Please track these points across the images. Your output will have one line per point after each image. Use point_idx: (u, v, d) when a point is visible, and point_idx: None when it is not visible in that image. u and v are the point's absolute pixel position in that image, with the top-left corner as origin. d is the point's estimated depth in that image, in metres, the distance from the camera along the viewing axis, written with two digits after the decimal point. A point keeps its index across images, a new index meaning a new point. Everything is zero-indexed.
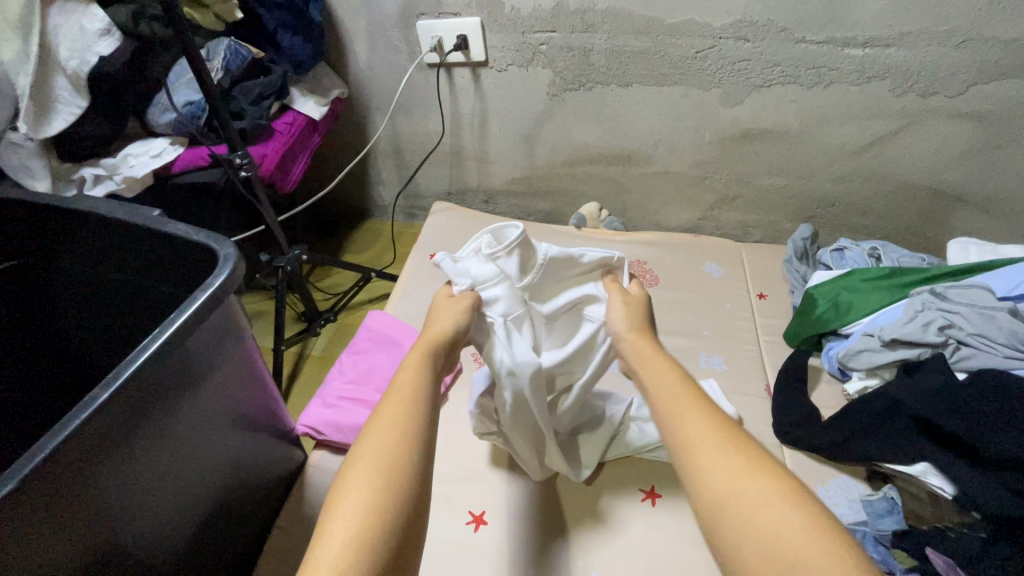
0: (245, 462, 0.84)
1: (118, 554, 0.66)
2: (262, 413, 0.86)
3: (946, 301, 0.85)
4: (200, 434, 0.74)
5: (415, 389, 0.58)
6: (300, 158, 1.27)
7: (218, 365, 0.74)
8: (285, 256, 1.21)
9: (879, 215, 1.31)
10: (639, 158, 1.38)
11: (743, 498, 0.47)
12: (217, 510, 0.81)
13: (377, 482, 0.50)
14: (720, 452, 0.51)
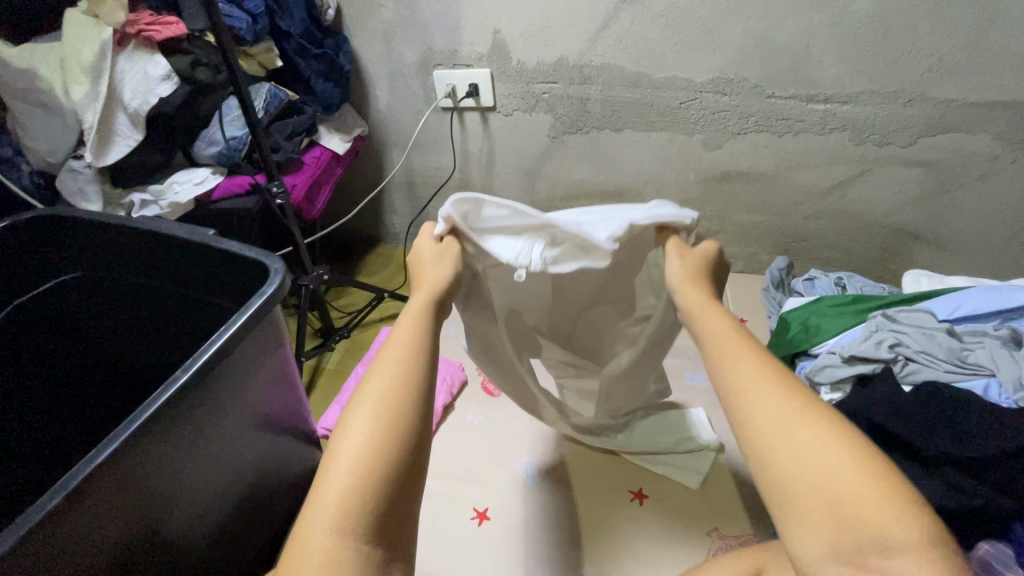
0: (277, 450, 0.93)
1: (165, 524, 0.75)
2: (291, 404, 0.95)
3: (896, 322, 0.98)
4: (240, 420, 0.83)
5: (412, 339, 0.61)
6: (325, 188, 1.41)
7: (261, 359, 0.84)
8: (308, 276, 1.33)
9: (848, 249, 1.45)
10: (631, 194, 1.52)
11: (800, 441, 0.49)
12: (248, 497, 0.89)
13: (373, 431, 0.53)
14: (775, 394, 0.53)
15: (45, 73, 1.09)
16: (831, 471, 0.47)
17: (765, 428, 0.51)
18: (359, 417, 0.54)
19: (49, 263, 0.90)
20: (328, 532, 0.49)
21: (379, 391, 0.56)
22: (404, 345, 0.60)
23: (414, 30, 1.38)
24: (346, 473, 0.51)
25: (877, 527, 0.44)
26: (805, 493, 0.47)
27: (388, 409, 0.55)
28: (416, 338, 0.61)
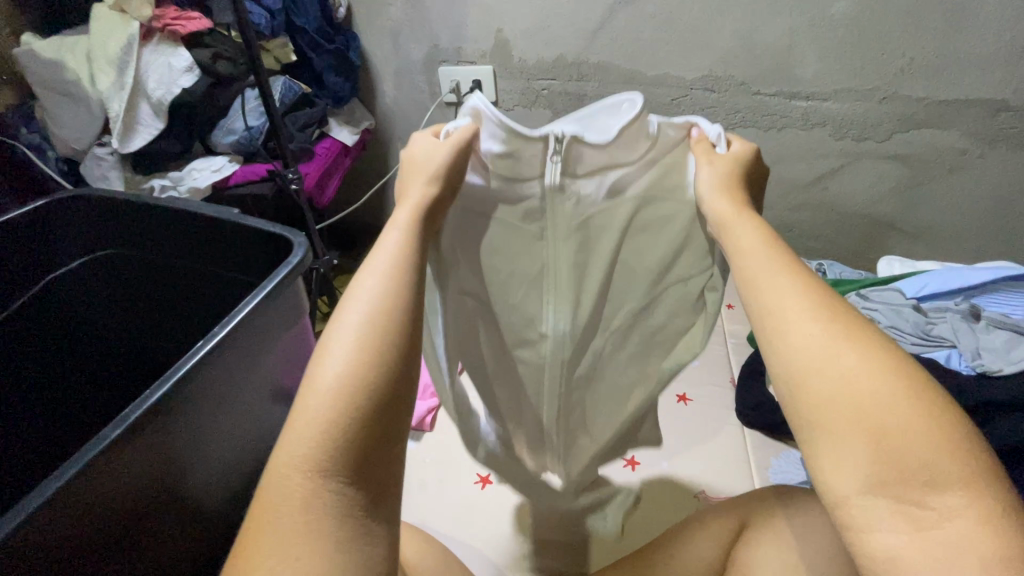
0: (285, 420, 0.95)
1: (184, 483, 0.76)
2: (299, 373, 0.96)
3: (867, 301, 1.06)
4: (247, 382, 0.84)
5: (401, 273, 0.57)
6: (334, 178, 1.48)
7: (275, 326, 0.87)
8: (319, 260, 1.40)
9: (830, 239, 1.53)
10: None
11: (835, 368, 0.50)
12: (258, 470, 0.91)
13: (363, 362, 0.51)
14: (810, 319, 0.53)
15: (72, 65, 1.16)
16: (874, 401, 0.48)
17: (807, 355, 0.51)
18: (353, 346, 0.52)
19: (81, 238, 0.97)
20: (308, 467, 0.48)
21: (377, 324, 0.54)
22: (398, 273, 0.58)
23: (421, 29, 1.46)
24: (335, 401, 0.50)
25: (914, 450, 0.45)
26: (847, 419, 0.48)
27: (382, 338, 0.53)
28: (407, 268, 0.58)
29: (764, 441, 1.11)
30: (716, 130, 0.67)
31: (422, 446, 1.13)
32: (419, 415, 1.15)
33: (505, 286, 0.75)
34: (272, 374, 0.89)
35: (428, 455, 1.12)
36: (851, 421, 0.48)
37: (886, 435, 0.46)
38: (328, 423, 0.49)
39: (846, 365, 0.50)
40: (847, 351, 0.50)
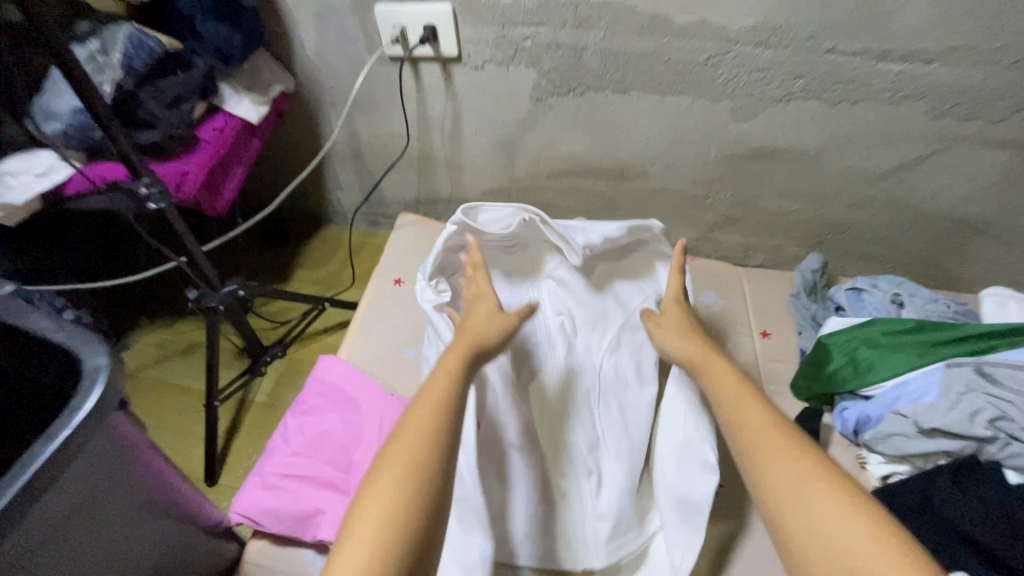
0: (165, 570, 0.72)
1: None
2: (184, 506, 0.74)
3: (996, 385, 0.76)
4: (96, 549, 0.61)
5: (442, 398, 0.58)
6: (235, 171, 1.07)
7: (130, 474, 0.63)
8: (217, 294, 1.01)
9: (895, 244, 1.19)
10: (633, 173, 1.21)
11: (809, 494, 0.51)
12: None
13: (405, 494, 0.50)
14: (779, 450, 0.55)
15: None
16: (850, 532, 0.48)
17: (774, 482, 0.54)
18: (397, 476, 0.51)
19: None
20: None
21: (410, 453, 0.53)
22: (442, 395, 0.59)
23: None
24: (370, 554, 0.47)
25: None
26: (811, 535, 0.49)
27: (423, 462, 0.52)
28: (451, 402, 0.58)
29: None
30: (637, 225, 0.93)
31: None
32: None
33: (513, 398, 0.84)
34: (143, 522, 0.67)
35: None
36: (821, 540, 0.49)
37: (855, 553, 0.47)
38: (370, 561, 0.47)
39: (812, 493, 0.51)
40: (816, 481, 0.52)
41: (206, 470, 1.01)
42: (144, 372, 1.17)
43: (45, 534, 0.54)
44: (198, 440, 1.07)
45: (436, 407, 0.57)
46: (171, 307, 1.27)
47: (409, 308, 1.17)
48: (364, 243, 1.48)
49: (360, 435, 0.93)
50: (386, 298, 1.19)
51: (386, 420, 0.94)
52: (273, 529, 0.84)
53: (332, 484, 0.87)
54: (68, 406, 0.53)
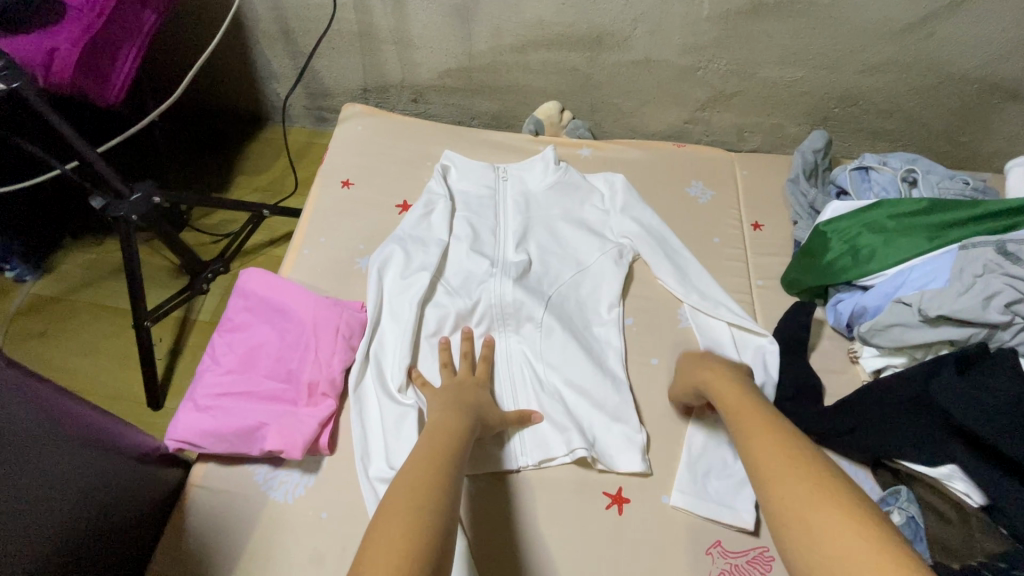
0: (79, 496, 0.59)
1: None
2: (71, 419, 0.61)
3: (1018, 266, 0.69)
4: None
5: (443, 447, 0.63)
6: (126, 51, 0.87)
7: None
8: (125, 202, 0.87)
9: (911, 115, 1.04)
10: (612, 41, 1.02)
11: (791, 493, 0.50)
12: (103, 548, 0.63)
13: (413, 471, 0.58)
14: (771, 450, 0.55)
15: None
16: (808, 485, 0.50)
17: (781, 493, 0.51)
18: (416, 455, 0.62)
19: None
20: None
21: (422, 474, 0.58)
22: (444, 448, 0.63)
23: None
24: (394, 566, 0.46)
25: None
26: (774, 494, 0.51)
27: (433, 480, 0.57)
28: (456, 445, 0.65)
29: None
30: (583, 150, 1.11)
31: (326, 479, 0.79)
32: (305, 442, 0.77)
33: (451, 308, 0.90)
34: (14, 432, 0.53)
35: (324, 508, 0.77)
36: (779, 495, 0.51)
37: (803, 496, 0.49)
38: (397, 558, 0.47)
39: (768, 455, 0.55)
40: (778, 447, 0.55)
41: (148, 394, 0.94)
42: (72, 295, 1.06)
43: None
44: (137, 363, 1.00)
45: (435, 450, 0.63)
46: (87, 225, 1.13)
47: (359, 209, 1.05)
48: (310, 143, 1.31)
49: (297, 345, 0.85)
50: (334, 202, 1.05)
51: (322, 322, 0.86)
52: (216, 450, 0.78)
53: (275, 398, 0.81)
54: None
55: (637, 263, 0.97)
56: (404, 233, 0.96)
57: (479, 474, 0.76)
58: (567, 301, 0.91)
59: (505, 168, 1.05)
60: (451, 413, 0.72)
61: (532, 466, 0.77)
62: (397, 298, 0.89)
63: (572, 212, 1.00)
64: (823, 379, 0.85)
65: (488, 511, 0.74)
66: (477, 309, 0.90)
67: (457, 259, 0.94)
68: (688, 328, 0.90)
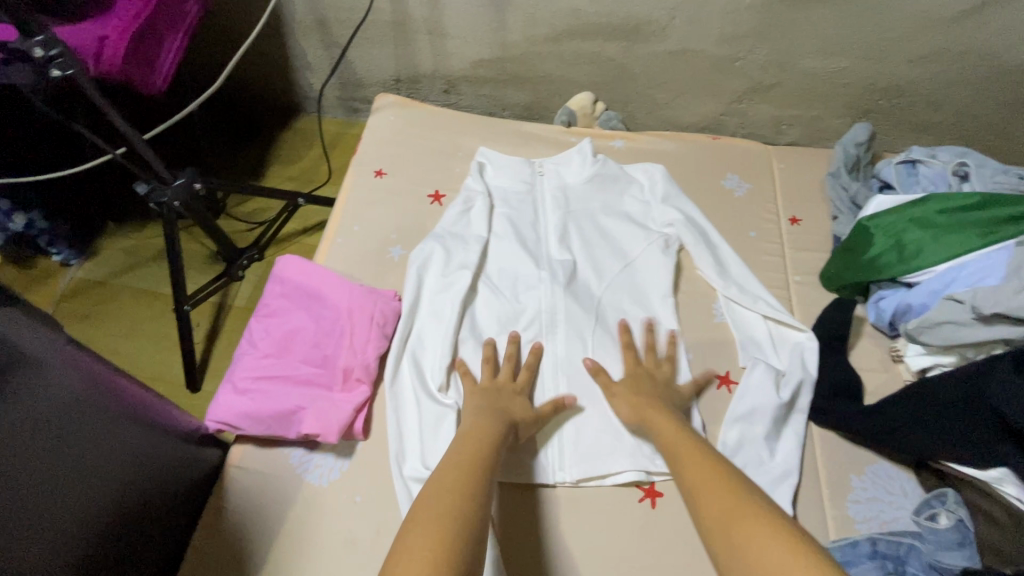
0: (132, 477, 0.62)
1: None
2: (126, 400, 0.63)
3: None
4: (41, 441, 0.51)
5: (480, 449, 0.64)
6: (170, 41, 0.88)
7: (51, 355, 0.52)
8: (168, 188, 0.89)
9: (960, 108, 1.00)
10: (649, 31, 1.01)
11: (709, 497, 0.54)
12: (142, 521, 0.65)
13: (453, 473, 0.59)
14: (692, 463, 0.59)
15: None
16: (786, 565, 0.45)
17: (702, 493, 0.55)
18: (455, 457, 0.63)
19: None
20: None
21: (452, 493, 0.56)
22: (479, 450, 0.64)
23: None
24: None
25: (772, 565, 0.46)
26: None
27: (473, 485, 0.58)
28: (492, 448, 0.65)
29: (844, 448, 0.78)
30: (615, 141, 1.10)
31: (358, 464, 0.80)
32: (340, 426, 0.78)
33: (493, 306, 0.90)
34: (86, 413, 0.56)
35: (358, 491, 0.78)
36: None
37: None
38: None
39: (690, 462, 0.59)
40: (736, 518, 0.50)
41: (186, 376, 0.96)
42: (113, 280, 1.09)
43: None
44: (176, 346, 1.02)
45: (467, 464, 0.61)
46: (128, 211, 1.16)
47: (392, 199, 1.05)
48: (342, 134, 1.32)
49: (332, 331, 0.86)
50: (366, 191, 1.06)
51: (357, 309, 0.87)
52: (254, 431, 0.80)
53: (311, 382, 0.82)
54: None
55: (682, 254, 0.95)
56: (446, 231, 0.96)
57: (519, 484, 0.75)
58: (615, 299, 0.89)
59: (542, 163, 1.04)
60: (488, 425, 0.70)
61: (573, 480, 0.76)
62: (438, 296, 0.90)
63: (612, 205, 0.99)
64: (863, 378, 0.83)
65: (518, 503, 0.74)
66: (525, 309, 0.89)
67: (501, 255, 0.95)
68: (723, 322, 0.89)
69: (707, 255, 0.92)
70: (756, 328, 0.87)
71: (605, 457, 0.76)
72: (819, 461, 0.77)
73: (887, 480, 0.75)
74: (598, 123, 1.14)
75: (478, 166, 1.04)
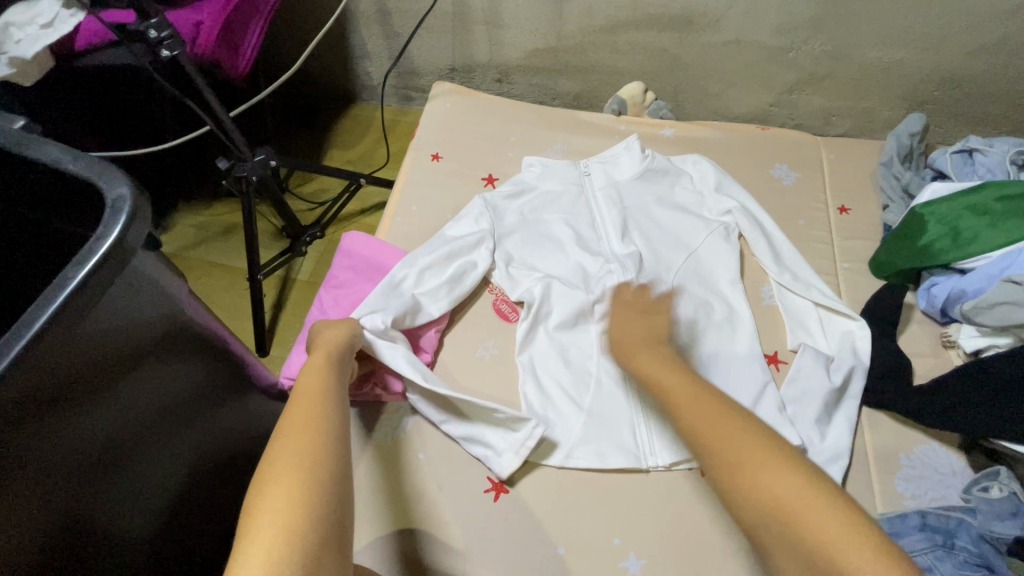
0: (219, 432, 0.68)
1: (119, 514, 0.55)
2: (228, 355, 0.66)
3: None
4: (143, 381, 0.54)
5: (322, 394, 0.55)
6: (254, 27, 0.94)
7: (180, 306, 0.56)
8: (247, 163, 0.96)
9: (1018, 100, 1.01)
10: (704, 22, 1.03)
11: (721, 437, 0.49)
12: (215, 466, 0.69)
13: (302, 426, 0.50)
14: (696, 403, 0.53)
15: None
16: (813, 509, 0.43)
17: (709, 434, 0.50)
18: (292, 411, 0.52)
19: None
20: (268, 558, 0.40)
21: (297, 432, 0.49)
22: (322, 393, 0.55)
23: None
24: (268, 550, 0.40)
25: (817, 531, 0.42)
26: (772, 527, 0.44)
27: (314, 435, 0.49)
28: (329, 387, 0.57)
29: (894, 429, 0.79)
30: (665, 130, 1.13)
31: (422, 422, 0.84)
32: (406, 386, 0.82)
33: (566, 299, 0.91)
34: (193, 374, 0.61)
35: (421, 449, 0.80)
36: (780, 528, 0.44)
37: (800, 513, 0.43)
38: (274, 545, 0.41)
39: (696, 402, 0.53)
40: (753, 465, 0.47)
41: (257, 342, 1.03)
42: (186, 253, 1.17)
43: (94, 371, 0.48)
44: (245, 315, 1.10)
45: (314, 394, 0.55)
46: (199, 190, 1.24)
47: (449, 181, 1.10)
48: (397, 121, 1.38)
49: None
50: (424, 172, 1.11)
51: None
52: None
53: None
54: (93, 236, 0.44)
55: (742, 241, 0.98)
56: (451, 237, 0.94)
57: (606, 466, 0.78)
58: (688, 284, 0.92)
59: (588, 160, 1.07)
60: (320, 351, 0.65)
61: (666, 464, 0.78)
62: (512, 288, 0.92)
63: (666, 197, 1.02)
64: (913, 362, 0.84)
65: (591, 483, 0.78)
66: (600, 299, 0.89)
67: (563, 251, 0.96)
68: (773, 304, 0.92)
69: (766, 248, 0.94)
70: (808, 315, 0.89)
71: None
72: (871, 440, 0.79)
73: (937, 459, 0.77)
74: (648, 112, 1.17)
75: (528, 165, 1.06)
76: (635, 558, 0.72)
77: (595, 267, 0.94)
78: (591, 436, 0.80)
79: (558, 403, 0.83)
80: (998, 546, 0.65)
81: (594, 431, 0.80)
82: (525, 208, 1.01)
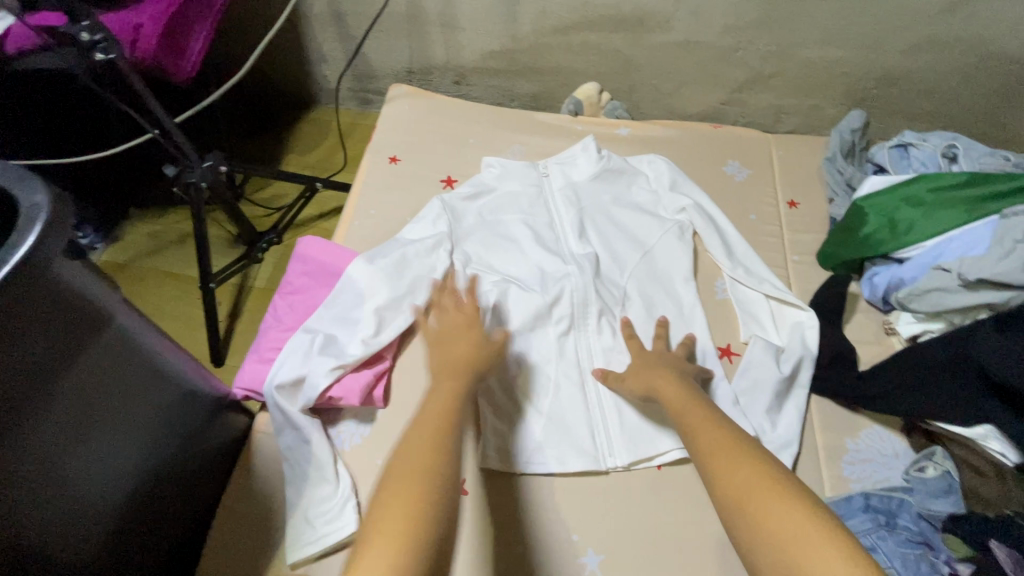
0: (165, 445, 0.66)
1: (52, 534, 0.53)
2: (172, 366, 0.64)
3: None
4: (77, 393, 0.52)
5: (446, 416, 0.57)
6: (199, 29, 0.91)
7: (112, 317, 0.54)
8: (195, 169, 0.93)
9: (951, 96, 1.06)
10: (654, 22, 1.05)
11: (724, 466, 0.54)
12: (160, 483, 0.66)
13: (430, 449, 0.52)
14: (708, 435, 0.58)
15: None
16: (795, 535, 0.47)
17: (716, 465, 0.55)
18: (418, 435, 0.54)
19: None
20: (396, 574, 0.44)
21: (425, 455, 0.51)
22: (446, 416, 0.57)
23: None
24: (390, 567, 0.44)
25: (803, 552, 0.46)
26: (763, 545, 0.48)
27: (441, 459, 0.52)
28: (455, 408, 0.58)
29: (840, 416, 0.82)
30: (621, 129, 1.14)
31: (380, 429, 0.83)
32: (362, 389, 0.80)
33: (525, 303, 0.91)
34: (134, 386, 0.59)
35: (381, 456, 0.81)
36: (771, 551, 0.47)
37: (789, 539, 0.47)
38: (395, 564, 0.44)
39: (706, 433, 0.58)
40: (751, 493, 0.51)
41: (212, 352, 1.01)
42: (137, 263, 1.14)
43: (18, 384, 0.46)
44: (199, 325, 1.07)
45: (443, 428, 0.55)
46: (150, 197, 1.20)
47: (407, 184, 1.10)
48: (355, 124, 1.37)
49: None
50: (382, 175, 1.11)
51: None
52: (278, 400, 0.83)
53: None
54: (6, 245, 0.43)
55: (695, 238, 1.00)
56: (408, 242, 0.93)
57: (566, 467, 0.79)
58: (643, 283, 0.94)
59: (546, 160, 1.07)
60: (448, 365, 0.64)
61: (625, 464, 0.79)
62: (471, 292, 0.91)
63: (622, 196, 1.03)
64: (858, 350, 0.87)
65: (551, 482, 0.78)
66: (557, 302, 0.90)
67: (522, 253, 0.96)
68: (726, 298, 0.94)
69: (719, 244, 0.96)
70: (760, 308, 0.91)
71: (649, 440, 0.80)
72: (819, 426, 0.81)
73: (880, 443, 0.80)
74: (604, 112, 1.18)
75: (488, 165, 1.06)
76: (593, 553, 0.73)
77: (553, 267, 0.94)
78: (551, 439, 0.80)
79: (518, 407, 0.83)
80: (935, 524, 0.68)
81: (553, 434, 0.81)
82: (484, 210, 1.01)
